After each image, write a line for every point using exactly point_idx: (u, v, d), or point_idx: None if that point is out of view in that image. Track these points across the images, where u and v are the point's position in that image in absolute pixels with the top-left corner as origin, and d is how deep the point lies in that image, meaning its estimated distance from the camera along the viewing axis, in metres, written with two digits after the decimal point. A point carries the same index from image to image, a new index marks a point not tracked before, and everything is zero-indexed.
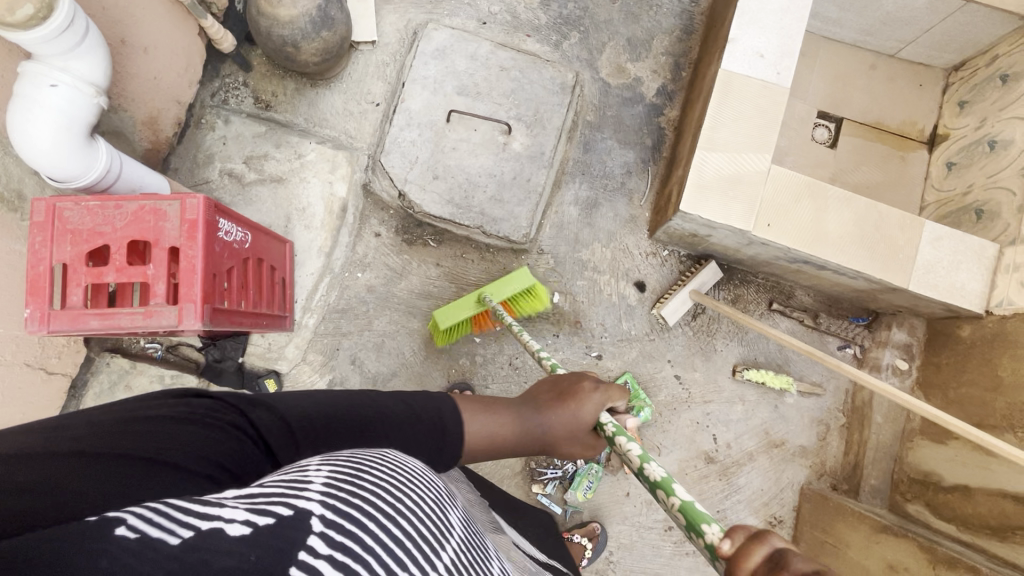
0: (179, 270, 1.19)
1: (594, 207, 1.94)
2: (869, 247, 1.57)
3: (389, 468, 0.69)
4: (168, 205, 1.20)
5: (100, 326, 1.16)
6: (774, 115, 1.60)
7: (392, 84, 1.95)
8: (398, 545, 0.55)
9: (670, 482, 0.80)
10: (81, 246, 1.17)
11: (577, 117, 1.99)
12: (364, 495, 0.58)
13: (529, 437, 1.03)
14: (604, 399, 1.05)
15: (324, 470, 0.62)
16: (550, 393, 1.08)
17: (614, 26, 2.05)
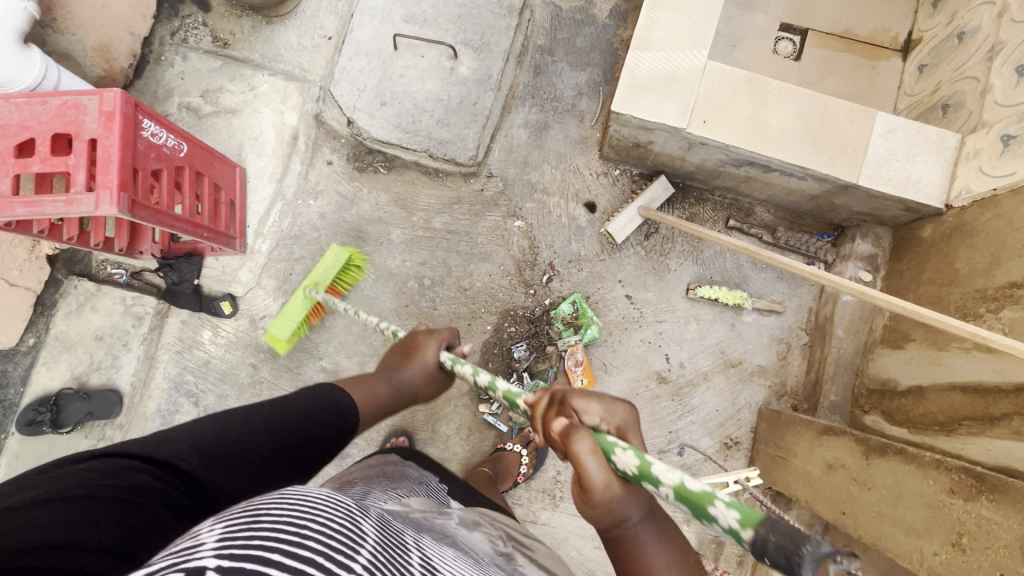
0: (98, 160, 1.25)
1: (543, 129, 1.91)
2: (815, 141, 1.48)
3: (299, 497, 0.54)
4: (87, 99, 1.26)
5: (27, 213, 1.23)
6: (714, 9, 1.53)
7: (343, 17, 1.97)
8: (312, 561, 0.43)
9: (498, 382, 0.91)
10: (10, 139, 1.24)
11: (527, 42, 1.97)
12: (263, 532, 0.45)
13: (398, 395, 1.06)
14: (440, 337, 1.12)
15: (219, 525, 0.48)
16: (394, 354, 1.12)
17: None
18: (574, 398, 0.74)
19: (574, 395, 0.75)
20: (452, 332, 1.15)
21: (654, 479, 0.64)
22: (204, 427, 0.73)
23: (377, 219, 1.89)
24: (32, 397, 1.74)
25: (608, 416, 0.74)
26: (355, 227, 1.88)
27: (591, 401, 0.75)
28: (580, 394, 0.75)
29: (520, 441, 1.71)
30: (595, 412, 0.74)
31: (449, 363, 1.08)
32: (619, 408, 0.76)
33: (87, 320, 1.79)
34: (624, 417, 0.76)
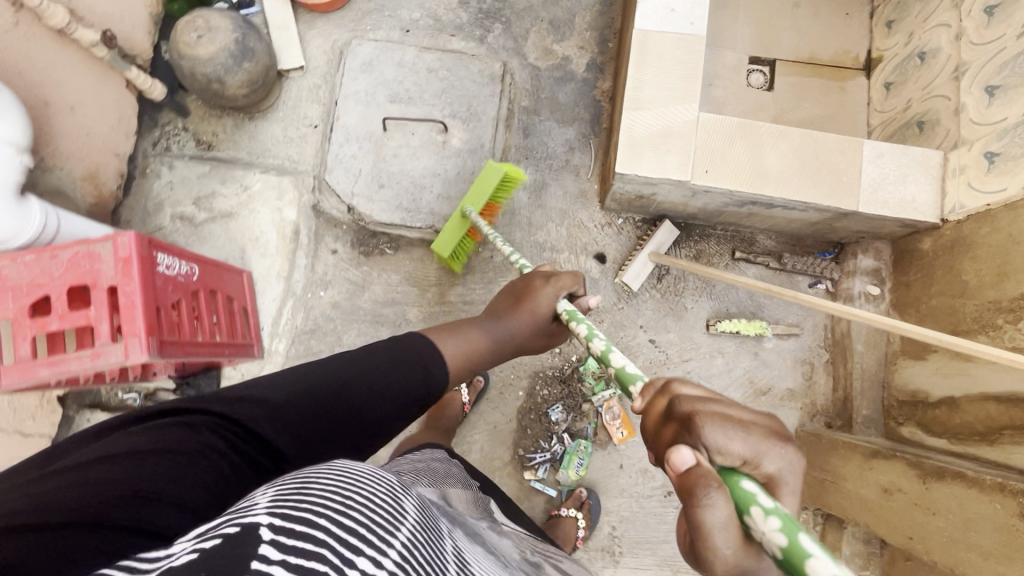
0: (121, 308, 1.22)
1: (542, 188, 1.95)
2: (812, 175, 1.55)
3: (341, 471, 0.63)
4: (101, 247, 1.23)
5: (53, 373, 1.18)
6: (694, 63, 1.60)
7: (326, 104, 1.97)
8: (352, 534, 0.52)
9: (609, 351, 0.96)
10: (23, 299, 1.19)
11: (513, 105, 2.00)
12: (312, 500, 0.54)
13: (501, 341, 1.16)
14: (562, 285, 1.17)
15: (270, 491, 0.57)
16: (507, 299, 1.21)
17: (534, 12, 2.08)
18: (707, 422, 0.64)
19: (707, 421, 0.64)
20: (575, 279, 1.19)
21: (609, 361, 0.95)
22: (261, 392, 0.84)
23: (392, 300, 1.88)
24: None
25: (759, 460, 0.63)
26: (371, 312, 1.87)
27: (734, 432, 0.63)
28: (722, 422, 0.64)
29: (573, 503, 1.70)
30: (738, 449, 0.63)
31: (566, 316, 1.14)
32: (773, 453, 0.63)
33: None
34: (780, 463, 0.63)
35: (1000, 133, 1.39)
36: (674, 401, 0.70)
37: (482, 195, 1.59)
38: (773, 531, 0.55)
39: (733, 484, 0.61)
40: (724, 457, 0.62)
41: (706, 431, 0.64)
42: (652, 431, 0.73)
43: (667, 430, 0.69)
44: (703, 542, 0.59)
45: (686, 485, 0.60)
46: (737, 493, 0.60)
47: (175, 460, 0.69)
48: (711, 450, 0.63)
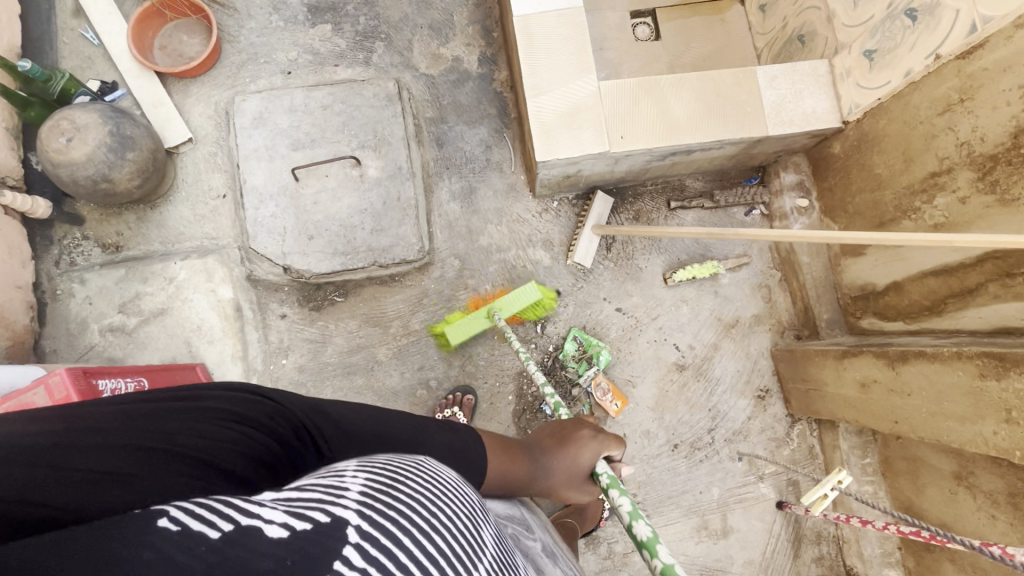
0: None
1: (471, 193, 1.93)
2: (719, 113, 1.60)
3: (431, 481, 0.63)
4: (32, 394, 1.14)
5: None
6: (581, 35, 1.61)
7: (228, 169, 1.88)
8: (435, 565, 0.50)
9: (654, 542, 0.75)
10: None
11: (418, 119, 1.97)
12: (401, 506, 0.53)
13: (535, 479, 1.00)
14: (614, 450, 1.06)
15: (361, 474, 0.57)
16: (550, 437, 1.07)
17: (411, 20, 2.03)
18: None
19: None
20: (619, 443, 1.08)
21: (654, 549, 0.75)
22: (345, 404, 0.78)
23: (357, 347, 1.83)
24: None
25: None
26: (339, 365, 1.82)
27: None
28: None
29: (599, 486, 1.72)
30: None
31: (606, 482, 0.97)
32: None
33: None
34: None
35: (872, 31, 1.46)
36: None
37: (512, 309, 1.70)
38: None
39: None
40: None
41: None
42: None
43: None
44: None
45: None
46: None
47: (230, 429, 0.63)
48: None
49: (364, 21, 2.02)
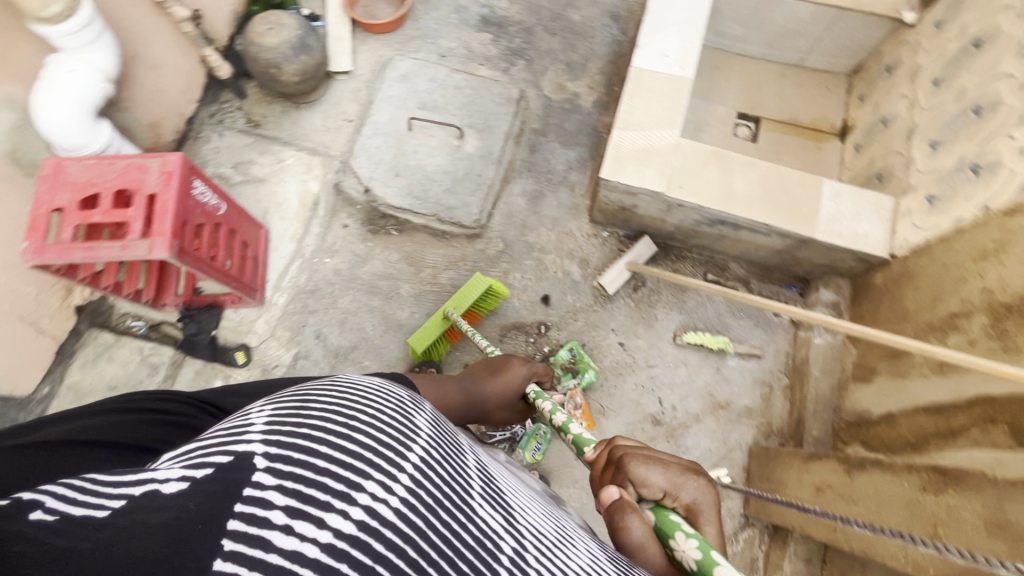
0: (155, 212, 1.41)
1: (539, 197, 2.16)
2: (774, 202, 1.73)
3: (348, 392, 0.71)
4: (151, 162, 1.45)
5: (84, 257, 1.36)
6: (679, 99, 1.85)
7: (363, 104, 2.27)
8: (359, 458, 0.60)
9: (568, 424, 1.23)
10: (77, 194, 1.41)
11: (524, 125, 2.28)
12: (311, 422, 0.62)
13: (472, 395, 1.47)
14: (526, 367, 1.59)
15: (269, 412, 0.66)
16: (484, 368, 1.56)
17: (555, 54, 2.41)
18: (638, 461, 0.95)
19: (639, 461, 0.95)
20: (540, 372, 1.61)
21: (567, 431, 1.22)
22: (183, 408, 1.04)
23: (388, 275, 2.05)
24: None
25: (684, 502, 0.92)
26: (367, 282, 2.04)
27: (654, 473, 0.93)
28: (649, 472, 0.93)
29: None
30: (657, 483, 0.93)
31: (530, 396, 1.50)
32: (684, 488, 0.93)
33: (102, 369, 1.85)
34: (689, 494, 0.93)
35: (939, 179, 1.57)
36: (620, 452, 1.00)
37: (465, 302, 1.84)
38: (684, 540, 0.84)
39: (661, 515, 0.90)
40: (648, 487, 0.92)
41: (636, 475, 0.93)
42: (601, 476, 1.02)
43: (610, 476, 1.00)
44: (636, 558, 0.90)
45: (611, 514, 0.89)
46: (662, 523, 0.89)
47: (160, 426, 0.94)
48: (637, 488, 0.93)
49: (517, 42, 2.43)
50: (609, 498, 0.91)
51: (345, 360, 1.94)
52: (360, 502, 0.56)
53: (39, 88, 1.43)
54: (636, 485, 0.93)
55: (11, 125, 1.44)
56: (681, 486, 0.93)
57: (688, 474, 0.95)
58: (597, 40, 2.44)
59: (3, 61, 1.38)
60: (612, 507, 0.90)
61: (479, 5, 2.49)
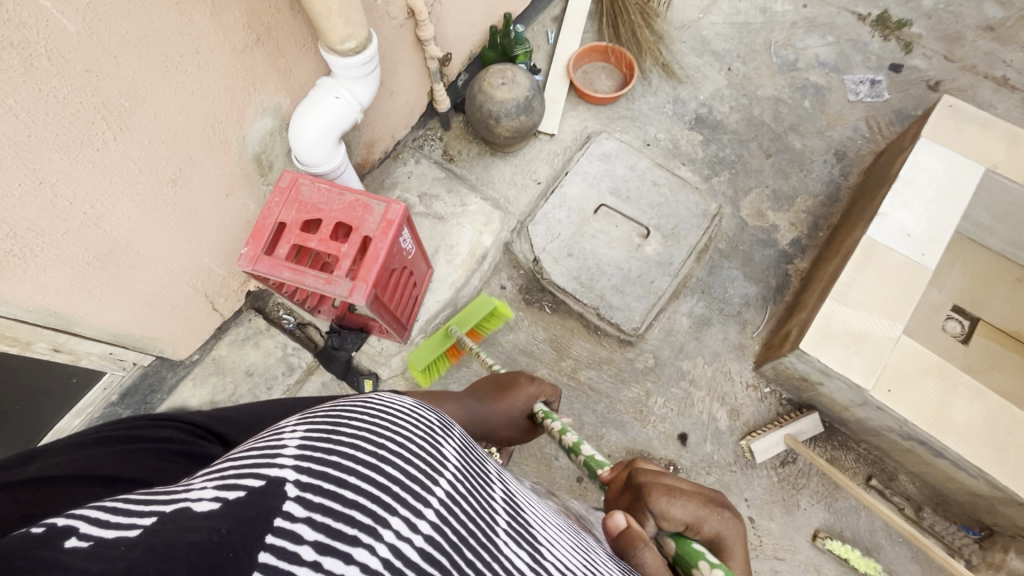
0: (365, 255, 1.41)
1: (706, 324, 2.01)
2: (997, 449, 1.49)
3: (380, 416, 0.62)
4: (376, 204, 1.46)
5: (290, 278, 1.39)
6: (911, 290, 1.65)
7: (556, 170, 2.23)
8: (387, 491, 0.51)
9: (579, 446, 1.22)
10: (302, 214, 1.44)
11: (711, 242, 2.14)
12: (344, 450, 0.53)
13: (473, 420, 1.32)
14: (539, 387, 1.42)
15: (298, 430, 0.57)
16: (491, 386, 1.42)
17: (763, 177, 2.26)
18: (655, 493, 0.86)
19: (656, 492, 0.86)
20: (553, 391, 1.44)
21: (579, 452, 1.22)
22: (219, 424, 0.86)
23: (529, 351, 1.99)
24: (169, 407, 1.82)
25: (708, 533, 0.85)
26: (506, 352, 1.98)
27: (676, 503, 0.84)
28: (669, 502, 0.84)
29: None
30: (678, 516, 0.84)
31: (540, 414, 1.37)
32: (711, 519, 0.85)
33: (246, 353, 1.91)
34: (715, 525, 0.85)
35: None
36: (640, 476, 0.92)
37: (469, 320, 1.82)
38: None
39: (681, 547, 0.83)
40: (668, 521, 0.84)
41: (657, 506, 0.84)
42: (620, 499, 0.93)
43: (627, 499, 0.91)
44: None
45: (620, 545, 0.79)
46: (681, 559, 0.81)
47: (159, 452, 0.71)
48: (657, 518, 0.84)
49: (727, 152, 2.30)
50: (618, 526, 0.81)
51: None
52: (386, 540, 0.47)
53: (304, 104, 1.48)
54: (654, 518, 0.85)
55: (268, 130, 1.50)
56: (702, 516, 0.84)
57: (716, 505, 0.86)
58: (813, 175, 2.26)
59: (286, 76, 1.44)
60: (620, 535, 0.80)
61: (698, 103, 2.39)
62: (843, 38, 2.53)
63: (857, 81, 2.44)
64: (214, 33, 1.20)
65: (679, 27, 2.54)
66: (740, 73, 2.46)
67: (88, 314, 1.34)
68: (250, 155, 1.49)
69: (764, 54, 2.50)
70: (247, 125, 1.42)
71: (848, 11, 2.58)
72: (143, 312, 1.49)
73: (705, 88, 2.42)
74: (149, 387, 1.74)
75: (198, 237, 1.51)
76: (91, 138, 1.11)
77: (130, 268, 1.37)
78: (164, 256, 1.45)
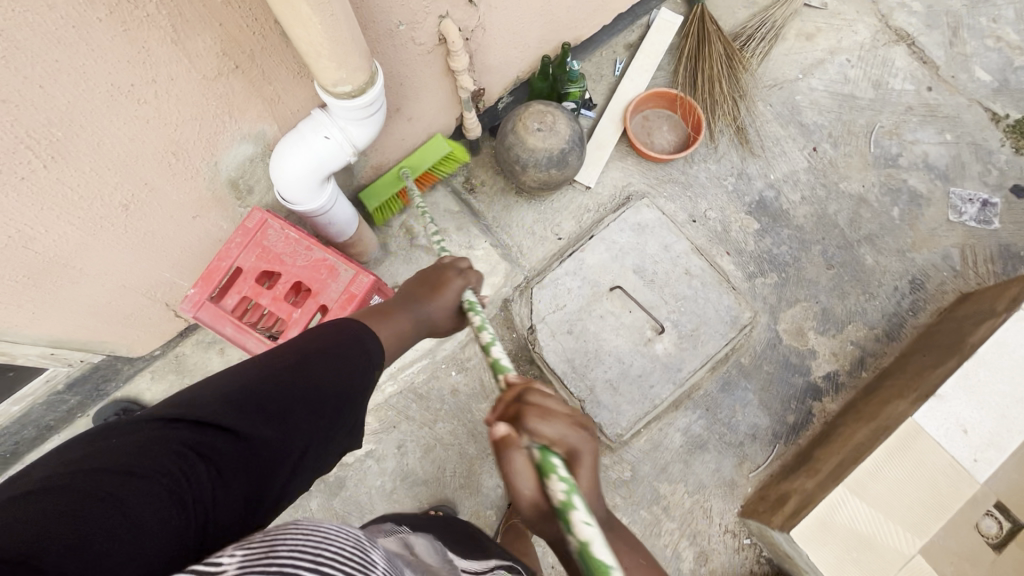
0: (316, 328, 1.25)
1: (700, 447, 1.78)
2: None
3: (317, 522, 0.56)
4: (344, 269, 1.29)
5: (231, 335, 1.24)
6: (946, 502, 1.39)
7: (582, 229, 1.98)
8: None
9: (490, 345, 0.90)
10: (261, 263, 1.28)
11: (733, 353, 1.87)
12: (284, 558, 0.48)
13: (420, 327, 1.07)
14: (468, 271, 1.13)
15: (235, 553, 0.50)
16: (420, 285, 1.10)
17: (816, 290, 1.95)
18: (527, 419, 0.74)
19: (530, 416, 0.75)
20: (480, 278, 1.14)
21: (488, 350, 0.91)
22: (233, 382, 0.72)
23: None
24: (121, 396, 1.76)
25: (573, 451, 0.76)
26: (474, 423, 1.82)
27: (549, 420, 0.75)
28: (540, 418, 0.75)
29: None
30: (548, 433, 0.74)
31: (467, 308, 1.08)
32: (574, 437, 0.76)
33: (209, 358, 1.82)
34: (578, 444, 0.76)
35: None
36: (524, 391, 0.79)
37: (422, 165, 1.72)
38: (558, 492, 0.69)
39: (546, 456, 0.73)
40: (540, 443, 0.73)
41: (528, 424, 0.74)
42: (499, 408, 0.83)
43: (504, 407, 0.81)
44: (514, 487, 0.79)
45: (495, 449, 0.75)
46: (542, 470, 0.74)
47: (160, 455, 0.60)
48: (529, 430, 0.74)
49: (782, 250, 1.99)
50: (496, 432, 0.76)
51: (408, 489, 1.76)
52: None
53: (290, 136, 1.30)
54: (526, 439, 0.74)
55: (248, 157, 1.32)
56: (570, 434, 0.75)
57: (582, 424, 0.78)
58: (876, 301, 1.93)
59: (273, 103, 1.25)
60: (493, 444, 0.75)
61: (765, 183, 2.06)
62: (965, 139, 2.11)
63: (965, 197, 2.04)
64: (179, 61, 1.02)
65: (769, 85, 2.17)
66: (825, 157, 2.09)
67: (21, 324, 1.25)
68: (224, 180, 1.33)
69: (862, 139, 2.12)
70: (220, 152, 1.26)
71: (982, 106, 2.14)
72: (88, 321, 1.39)
73: (779, 166, 2.08)
74: (100, 379, 1.67)
75: (159, 255, 1.38)
76: (15, 167, 0.96)
77: (72, 284, 1.26)
78: (116, 272, 1.33)
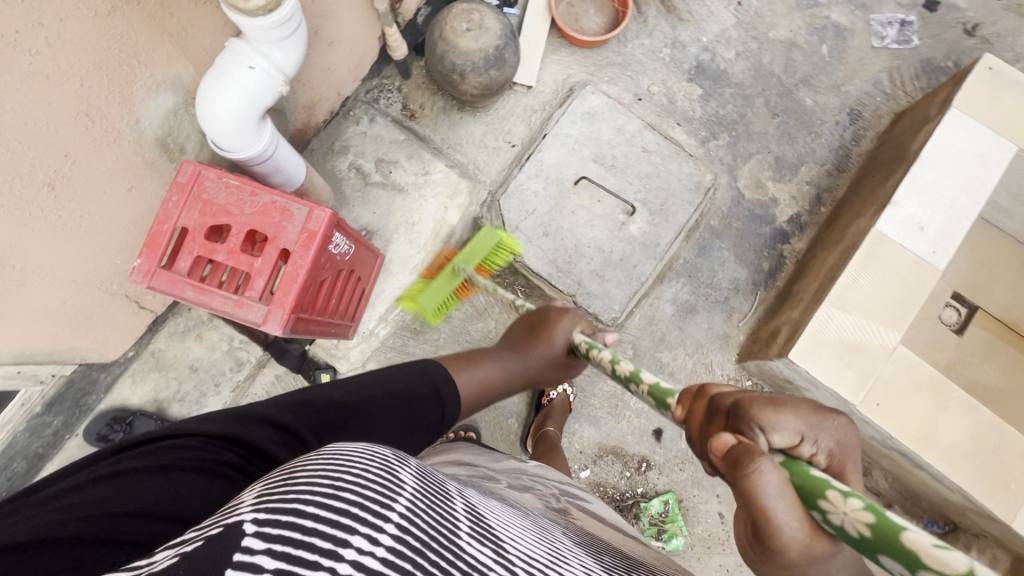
0: (283, 273, 1.20)
1: (690, 311, 1.88)
2: (979, 465, 1.47)
3: (337, 451, 0.53)
4: (297, 209, 1.22)
5: (193, 297, 1.18)
6: (916, 293, 1.52)
7: (533, 131, 1.94)
8: (346, 512, 0.43)
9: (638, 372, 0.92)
10: (207, 219, 1.19)
11: (702, 218, 1.93)
12: (299, 485, 0.46)
13: (516, 377, 1.15)
14: (578, 321, 1.16)
15: (260, 484, 0.50)
16: (526, 330, 1.19)
17: (766, 141, 2.00)
18: (756, 412, 0.61)
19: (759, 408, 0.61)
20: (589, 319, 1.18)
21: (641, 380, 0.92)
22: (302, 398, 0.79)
23: None
24: (107, 407, 1.67)
25: (834, 448, 0.61)
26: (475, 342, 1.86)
27: (788, 418, 0.61)
28: (775, 411, 0.61)
29: None
30: (792, 430, 0.61)
31: (583, 347, 1.09)
32: (829, 431, 0.61)
33: (188, 348, 1.73)
34: (835, 444, 0.61)
35: None
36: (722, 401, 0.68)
37: (477, 257, 1.69)
38: (853, 511, 0.54)
39: (795, 467, 0.59)
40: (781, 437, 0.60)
41: (759, 423, 0.61)
42: (697, 435, 0.71)
43: (714, 425, 0.67)
44: (774, 535, 0.58)
45: (730, 465, 0.58)
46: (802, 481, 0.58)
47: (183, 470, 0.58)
48: (765, 435, 0.61)
49: (728, 110, 2.02)
50: (726, 445, 0.61)
51: None
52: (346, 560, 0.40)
53: (211, 75, 1.18)
54: (764, 440, 0.61)
55: (170, 109, 1.22)
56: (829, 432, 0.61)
57: (835, 413, 0.62)
58: (822, 139, 2.01)
59: (182, 40, 1.15)
60: (729, 463, 0.59)
61: (699, 48, 2.06)
62: None
63: (884, 22, 2.10)
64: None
65: None
66: (751, 9, 2.10)
67: None
68: (150, 139, 1.22)
69: None
70: (139, 107, 1.15)
71: None
72: (45, 327, 1.28)
73: (710, 28, 2.07)
74: (79, 392, 1.57)
75: (100, 237, 1.26)
76: None
77: (17, 288, 1.15)
78: (61, 266, 1.21)
